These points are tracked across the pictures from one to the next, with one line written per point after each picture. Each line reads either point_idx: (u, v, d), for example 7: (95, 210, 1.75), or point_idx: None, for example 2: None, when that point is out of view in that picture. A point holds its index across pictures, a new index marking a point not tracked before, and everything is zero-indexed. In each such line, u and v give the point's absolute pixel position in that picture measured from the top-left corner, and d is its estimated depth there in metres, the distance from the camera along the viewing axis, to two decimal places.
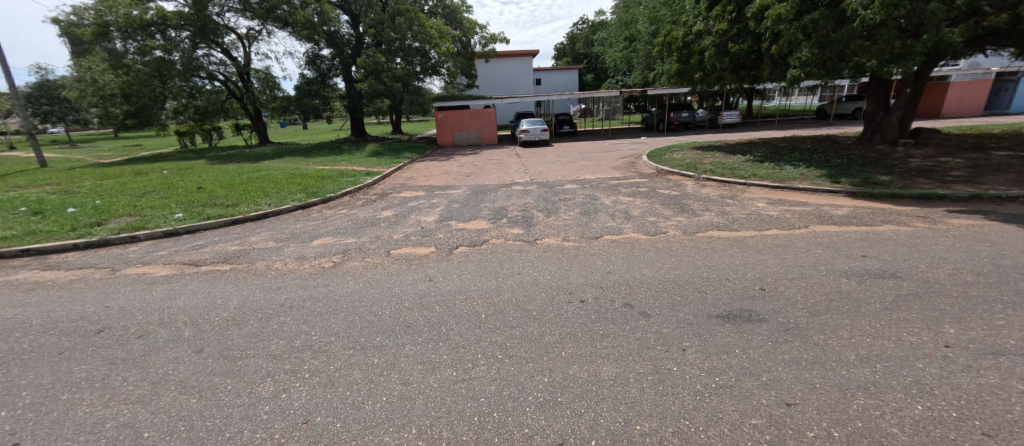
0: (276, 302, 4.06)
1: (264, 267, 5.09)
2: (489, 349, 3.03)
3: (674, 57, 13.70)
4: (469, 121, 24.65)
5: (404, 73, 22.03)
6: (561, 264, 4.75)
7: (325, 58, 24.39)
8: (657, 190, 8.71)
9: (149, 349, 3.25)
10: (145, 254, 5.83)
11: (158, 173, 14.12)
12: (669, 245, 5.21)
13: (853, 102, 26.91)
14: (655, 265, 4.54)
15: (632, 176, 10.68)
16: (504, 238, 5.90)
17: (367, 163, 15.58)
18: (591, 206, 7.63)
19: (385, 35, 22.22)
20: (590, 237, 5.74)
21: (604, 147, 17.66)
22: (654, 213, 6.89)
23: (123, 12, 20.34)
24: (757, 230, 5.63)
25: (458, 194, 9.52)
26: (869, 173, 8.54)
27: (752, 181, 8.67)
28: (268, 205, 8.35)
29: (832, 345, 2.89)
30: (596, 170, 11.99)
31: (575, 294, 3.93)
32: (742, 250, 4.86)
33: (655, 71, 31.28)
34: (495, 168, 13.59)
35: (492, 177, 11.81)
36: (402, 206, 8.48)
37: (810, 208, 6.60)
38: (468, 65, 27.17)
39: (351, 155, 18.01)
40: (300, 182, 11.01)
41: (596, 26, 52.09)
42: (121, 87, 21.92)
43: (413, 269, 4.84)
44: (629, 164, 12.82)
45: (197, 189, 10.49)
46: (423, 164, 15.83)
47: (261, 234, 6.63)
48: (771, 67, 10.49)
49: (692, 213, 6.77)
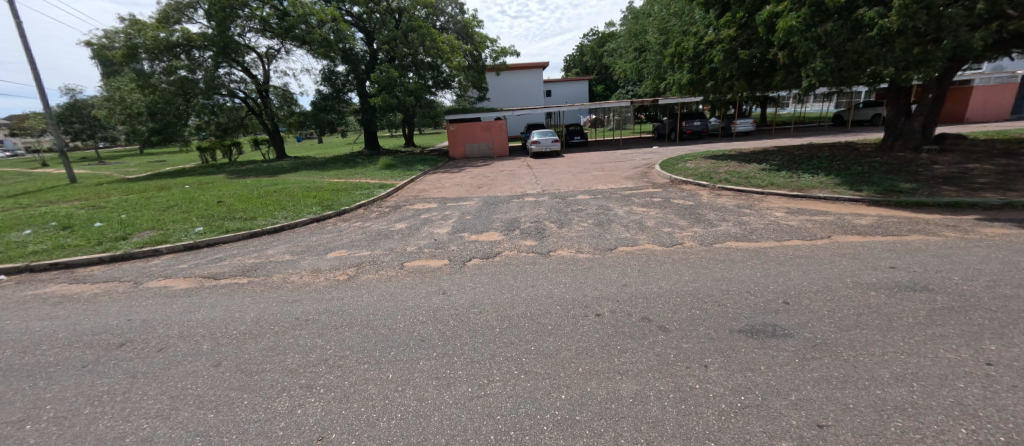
0: (292, 315, 4.09)
1: (280, 280, 5.13)
2: (504, 365, 2.98)
3: (685, 68, 13.66)
4: (481, 133, 24.90)
5: (416, 87, 22.54)
6: (575, 276, 4.68)
7: (341, 74, 25.07)
8: (671, 200, 8.61)
9: (168, 362, 3.29)
10: (167, 267, 5.95)
11: (180, 188, 14.56)
12: (686, 257, 5.10)
13: (872, 108, 26.43)
14: (674, 275, 4.49)
15: (645, 186, 10.57)
16: (517, 250, 5.87)
17: (381, 175, 15.80)
18: (604, 216, 7.56)
19: (398, 51, 22.78)
20: (605, 249, 5.66)
21: (616, 157, 17.60)
22: (669, 223, 6.78)
23: (151, 35, 21.31)
24: (778, 241, 5.49)
25: (470, 205, 9.54)
26: (893, 180, 8.28)
27: (769, 190, 8.50)
28: (285, 218, 8.50)
29: (864, 362, 2.76)
30: (608, 180, 11.93)
31: (590, 307, 3.85)
32: (762, 262, 4.72)
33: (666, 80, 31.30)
34: (507, 179, 13.63)
35: (504, 188, 11.86)
36: (415, 218, 8.55)
37: (832, 217, 6.42)
38: (478, 78, 27.57)
39: (364, 168, 18.35)
40: (315, 195, 11.20)
41: (605, 37, 52.52)
42: (147, 106, 22.84)
43: (429, 281, 4.86)
44: (642, 173, 12.74)
45: (217, 202, 10.75)
46: (435, 176, 16.01)
47: (278, 247, 6.73)
48: (783, 75, 10.34)
49: (709, 223, 6.64)
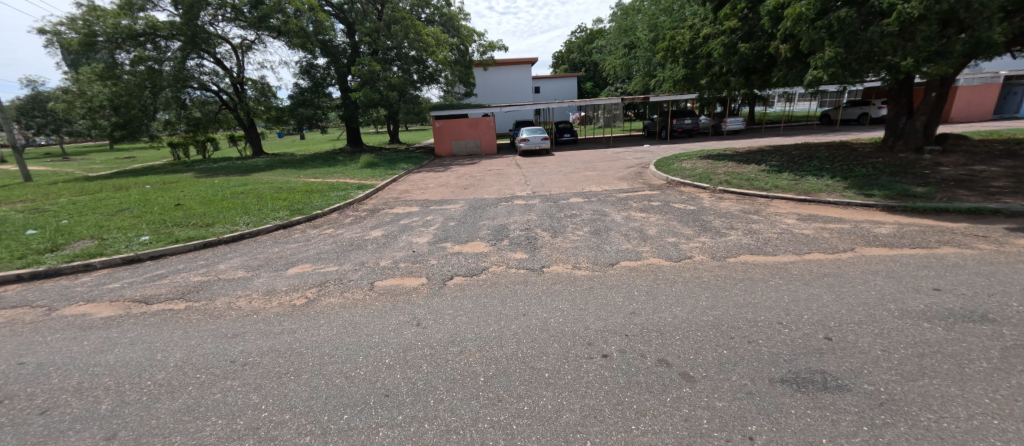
0: (229, 356, 3.31)
1: (224, 306, 4.30)
2: (489, 437, 2.28)
3: (680, 63, 13.12)
4: (467, 131, 24.06)
5: (399, 82, 21.57)
6: (574, 300, 4.00)
7: (320, 67, 23.97)
8: (670, 204, 8.02)
9: (44, 434, 2.48)
10: (93, 287, 5.07)
11: (139, 189, 13.40)
12: (698, 275, 4.44)
13: (858, 107, 26.74)
14: (690, 297, 3.87)
15: (640, 187, 9.99)
16: (506, 265, 5.16)
17: (361, 175, 14.95)
18: (601, 223, 6.93)
19: (379, 43, 21.80)
20: (605, 264, 4.97)
21: (608, 156, 17.05)
22: (672, 232, 6.16)
23: (112, 22, 19.96)
24: (797, 254, 4.89)
25: (455, 209, 8.79)
26: (903, 184, 7.83)
27: (775, 194, 7.97)
28: (246, 225, 7.63)
29: (953, 430, 2.13)
30: (601, 181, 11.34)
31: (595, 345, 3.17)
32: (787, 282, 4.09)
33: (657, 77, 30.96)
34: (494, 179, 12.93)
35: (492, 189, 11.15)
36: (393, 224, 7.76)
37: (848, 225, 5.89)
38: (466, 73, 26.75)
39: (345, 166, 17.45)
40: (285, 197, 10.29)
41: (594, 34, 52.37)
42: (110, 98, 21.40)
43: (403, 305, 4.11)
44: (636, 174, 12.18)
45: (175, 206, 9.77)
46: (420, 175, 15.23)
47: (231, 261, 5.87)
48: (785, 70, 9.81)
49: (716, 231, 6.03)
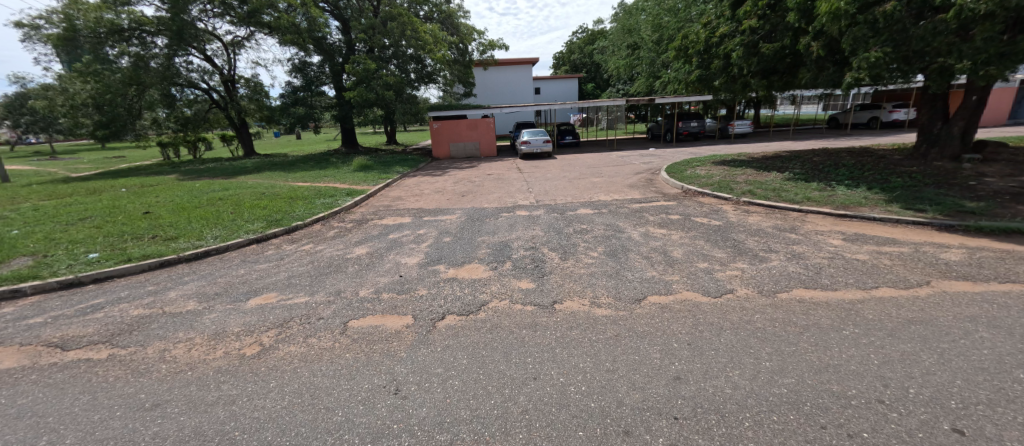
0: (131, 444, 2.40)
1: (155, 356, 3.41)
2: None
3: (693, 63, 12.30)
4: (466, 132, 23.19)
5: (395, 81, 20.69)
6: (598, 356, 3.11)
7: (314, 65, 23.10)
8: (691, 217, 7.19)
9: None
10: (9, 323, 4.18)
11: (113, 192, 12.51)
12: (749, 319, 3.57)
13: (868, 111, 25.99)
14: (749, 355, 3.00)
15: (654, 197, 9.16)
16: (508, 298, 4.27)
17: (352, 179, 14.08)
18: (616, 241, 6.07)
19: (375, 41, 20.96)
20: (629, 299, 4.09)
21: (613, 160, 16.25)
22: (701, 254, 5.31)
23: (94, 16, 19.06)
24: (862, 289, 4.02)
25: (451, 221, 7.91)
26: (952, 197, 6.99)
27: (809, 207, 7.12)
28: (214, 240, 6.75)
29: None
30: (610, 189, 10.51)
31: (634, 434, 2.28)
32: (868, 334, 3.21)
33: (661, 79, 30.20)
34: (495, 185, 12.10)
35: (491, 197, 10.31)
36: (380, 239, 6.89)
37: (908, 250, 5.03)
38: (465, 73, 25.94)
39: (337, 169, 16.60)
40: (266, 205, 9.40)
41: (596, 35, 51.72)
42: (92, 96, 20.48)
43: (378, 359, 3.21)
44: (646, 181, 11.36)
45: (143, 214, 8.88)
46: (415, 179, 14.37)
47: (184, 288, 4.98)
48: (814, 71, 8.97)
49: (753, 254, 5.18)
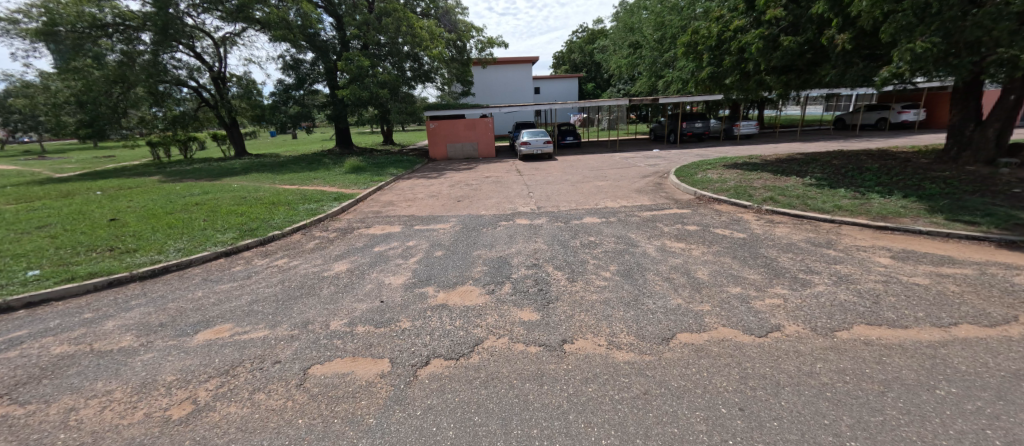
0: None
1: (55, 419, 2.66)
2: None
3: (705, 60, 11.58)
4: (464, 132, 22.46)
5: (390, 79, 19.94)
6: (626, 427, 2.35)
7: (306, 62, 22.34)
8: (710, 229, 6.49)
9: None
10: None
11: (86, 195, 11.74)
12: (811, 369, 2.83)
13: (877, 112, 25.35)
14: (824, 426, 2.27)
15: (665, 204, 8.46)
16: (507, 334, 3.53)
17: (343, 182, 13.35)
18: (630, 257, 5.35)
19: (369, 37, 20.19)
20: (655, 337, 3.36)
21: (617, 162, 15.56)
22: (730, 275, 4.60)
23: (75, 9, 18.28)
24: (938, 327, 3.30)
25: (444, 231, 7.18)
26: (1001, 207, 6.29)
27: (841, 218, 6.42)
28: (176, 254, 6.00)
29: None
30: (617, 194, 9.82)
31: None
32: (975, 396, 2.47)
33: (664, 78, 29.50)
34: (493, 189, 11.40)
35: (489, 202, 9.60)
36: (364, 253, 6.16)
37: (973, 272, 4.32)
38: (463, 72, 25.21)
39: (328, 171, 15.87)
40: (244, 212, 8.65)
41: (596, 35, 51.07)
42: (74, 94, 19.69)
43: (337, 427, 2.45)
44: (654, 185, 10.67)
45: (109, 221, 8.13)
46: (409, 182, 13.63)
47: (126, 316, 4.23)
48: (841, 67, 8.24)
49: (791, 276, 4.48)
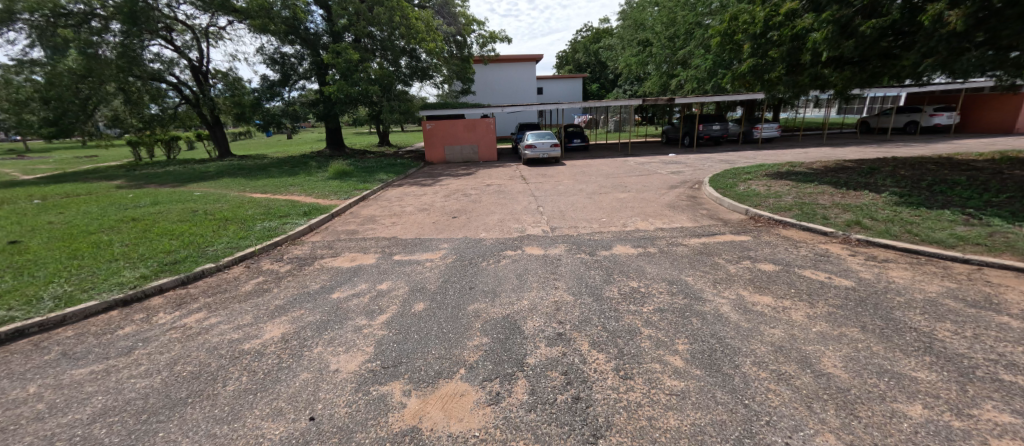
0: None
1: None
2: None
3: (746, 51, 9.84)
4: (463, 134, 20.71)
5: (382, 74, 18.18)
6: None
7: (291, 56, 20.56)
8: (792, 269, 4.76)
9: None
10: None
11: (19, 204, 10.05)
12: None
13: (907, 114, 23.55)
14: None
15: (712, 226, 6.74)
16: None
17: (323, 190, 11.64)
18: (704, 324, 3.56)
19: (359, 28, 18.43)
20: None
21: (634, 169, 13.87)
22: (888, 371, 2.80)
23: None
24: None
25: (433, 266, 5.45)
26: None
27: (977, 256, 4.65)
28: (43, 306, 4.21)
29: None
30: (646, 210, 8.10)
31: None
32: None
33: (676, 78, 27.77)
34: (495, 201, 9.70)
35: (491, 220, 7.89)
36: (318, 303, 4.40)
37: None
38: (463, 68, 23.46)
39: (310, 176, 14.17)
40: (183, 232, 6.87)
41: (601, 34, 49.45)
42: (36, 89, 17.99)
43: None
44: (688, 199, 8.94)
45: (7, 245, 6.40)
46: (398, 191, 11.92)
47: None
48: (943, 53, 6.46)
49: (998, 380, 2.67)
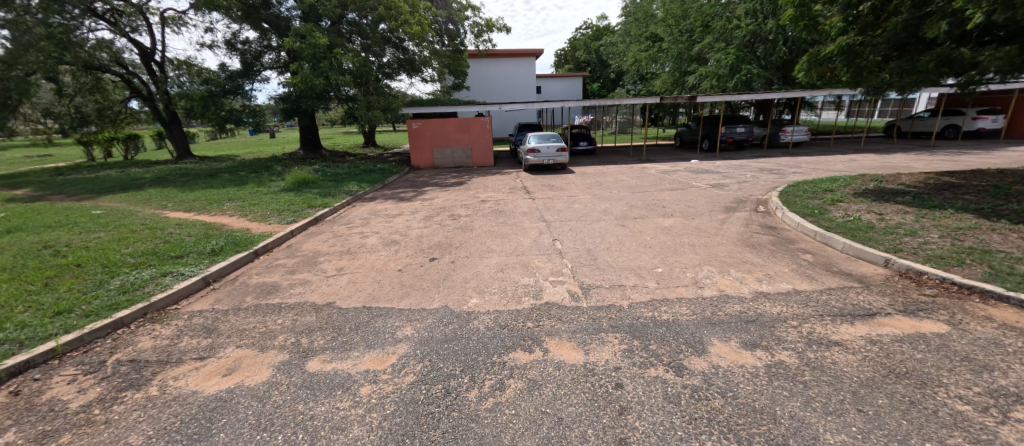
0: None
1: None
2: None
3: (838, 24, 7.35)
4: (454, 135, 17.98)
5: (355, 63, 15.45)
6: None
7: (255, 42, 17.78)
8: None
9: None
10: None
11: None
12: None
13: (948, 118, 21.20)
14: None
15: (850, 291, 4.13)
16: None
17: (268, 207, 8.93)
18: None
19: (331, 9, 15.66)
20: None
21: (663, 182, 11.27)
22: None
23: None
24: None
25: (370, 401, 2.73)
26: None
27: None
28: None
29: None
30: (716, 252, 5.50)
31: None
32: None
33: (691, 76, 25.27)
34: (493, 229, 7.07)
35: (487, 266, 5.26)
36: None
37: None
38: (455, 64, 20.61)
39: (262, 186, 11.47)
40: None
41: (603, 32, 47.22)
42: None
43: None
44: (764, 231, 6.37)
45: None
46: (367, 209, 9.25)
47: None
48: None
49: None
